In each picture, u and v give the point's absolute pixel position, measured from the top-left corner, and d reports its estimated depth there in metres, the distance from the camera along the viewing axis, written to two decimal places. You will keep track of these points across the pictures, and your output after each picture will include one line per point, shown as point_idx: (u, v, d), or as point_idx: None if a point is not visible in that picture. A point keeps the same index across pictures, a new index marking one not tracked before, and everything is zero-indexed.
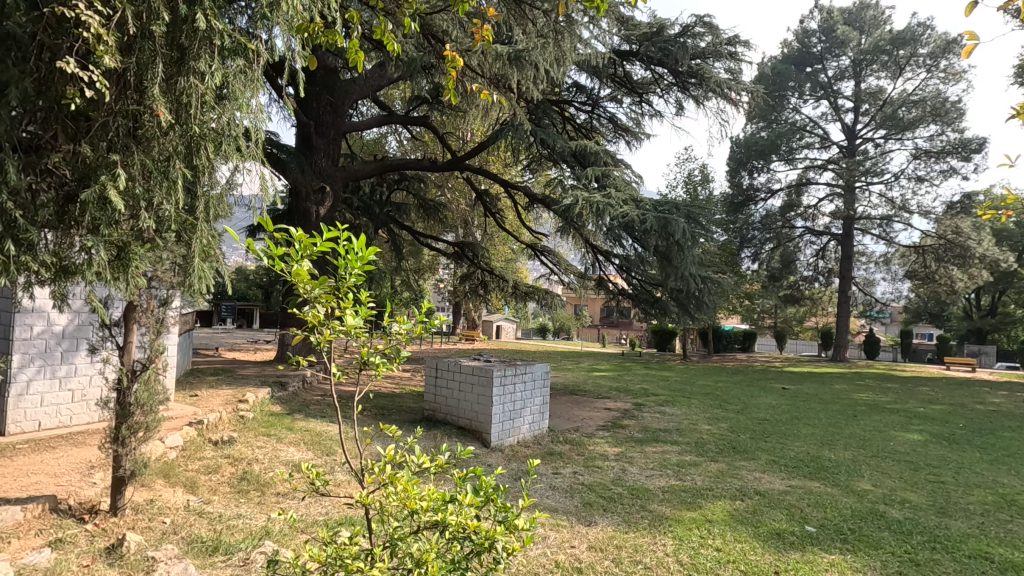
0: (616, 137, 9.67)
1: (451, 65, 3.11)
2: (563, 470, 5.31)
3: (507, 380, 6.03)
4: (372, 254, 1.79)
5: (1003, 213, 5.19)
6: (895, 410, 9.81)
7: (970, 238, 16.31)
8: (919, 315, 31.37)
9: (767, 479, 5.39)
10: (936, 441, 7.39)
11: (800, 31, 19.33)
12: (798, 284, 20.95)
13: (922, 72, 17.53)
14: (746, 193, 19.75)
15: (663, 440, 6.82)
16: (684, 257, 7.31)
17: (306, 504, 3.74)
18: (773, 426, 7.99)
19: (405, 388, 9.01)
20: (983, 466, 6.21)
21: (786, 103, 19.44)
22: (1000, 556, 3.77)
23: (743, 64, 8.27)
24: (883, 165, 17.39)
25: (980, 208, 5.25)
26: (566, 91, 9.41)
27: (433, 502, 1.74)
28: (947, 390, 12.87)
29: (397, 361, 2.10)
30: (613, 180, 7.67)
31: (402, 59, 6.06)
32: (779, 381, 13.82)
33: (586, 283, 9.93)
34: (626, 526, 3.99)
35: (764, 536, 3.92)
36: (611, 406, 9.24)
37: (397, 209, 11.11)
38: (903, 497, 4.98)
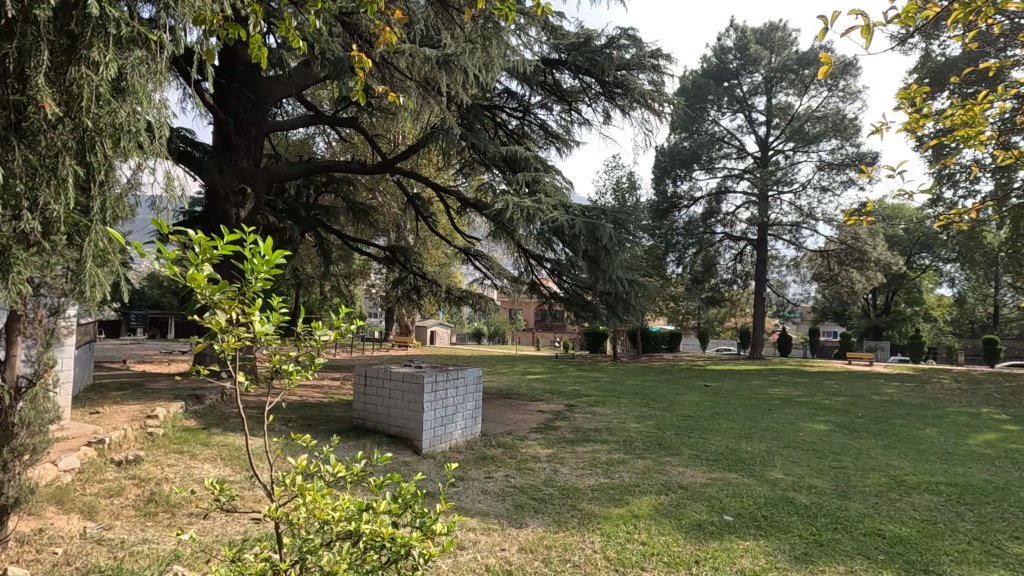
0: (547, 144, 9.83)
1: (362, 68, 3.06)
2: (495, 474, 5.32)
3: (439, 386, 5.96)
4: (281, 258, 1.72)
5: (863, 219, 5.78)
6: (804, 403, 10.56)
7: (867, 243, 17.92)
8: (825, 314, 34.04)
9: (690, 473, 5.65)
10: (838, 430, 8.04)
11: (718, 48, 20.55)
12: (718, 287, 22.07)
13: (824, 90, 19.04)
14: (671, 200, 20.71)
15: (593, 440, 6.98)
16: (611, 260, 7.52)
17: (222, 524, 3.52)
18: (696, 423, 8.37)
19: (334, 397, 8.73)
20: (879, 451, 6.81)
21: (706, 115, 20.58)
22: (890, 532, 4.13)
23: (666, 77, 8.64)
24: (791, 174, 18.72)
25: (846, 215, 5.80)
26: (497, 96, 9.51)
27: (347, 512, 1.70)
28: (849, 383, 14.00)
29: (313, 369, 2.01)
30: (543, 185, 7.84)
31: (328, 58, 5.85)
32: (702, 379, 14.55)
33: (519, 287, 10.07)
34: (557, 526, 4.04)
35: (686, 528, 4.10)
36: (543, 408, 9.37)
37: (324, 212, 10.73)
38: (810, 483, 5.38)
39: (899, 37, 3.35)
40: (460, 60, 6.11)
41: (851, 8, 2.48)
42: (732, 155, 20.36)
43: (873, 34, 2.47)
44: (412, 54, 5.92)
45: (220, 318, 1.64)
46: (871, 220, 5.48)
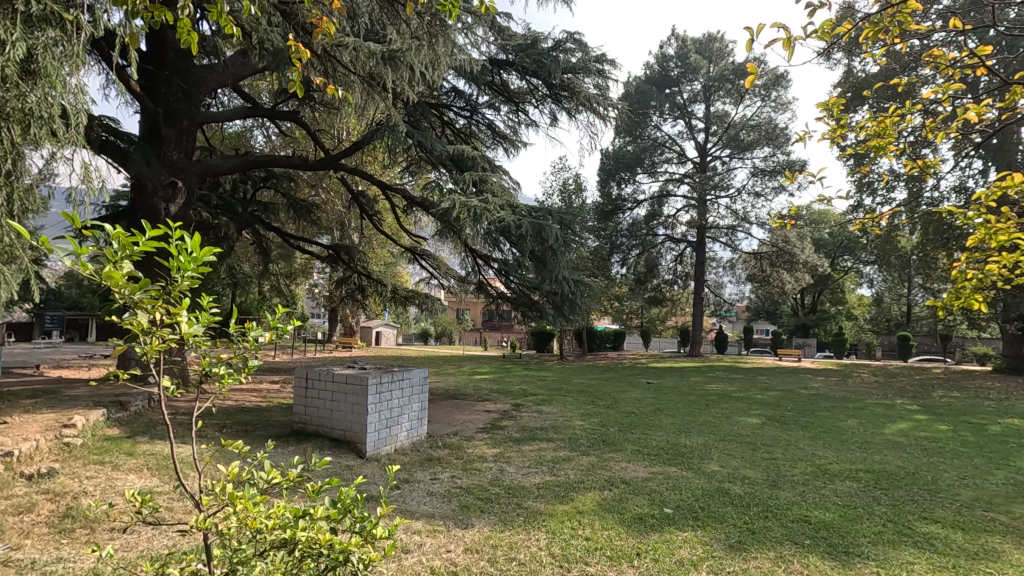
0: (494, 144, 9.85)
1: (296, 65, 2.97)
2: (441, 475, 5.27)
3: (383, 387, 5.82)
4: (210, 256, 1.64)
5: (789, 222, 6.12)
6: (738, 398, 11.09)
7: (796, 246, 19.05)
8: (757, 313, 35.85)
9: (632, 468, 5.81)
10: (770, 423, 8.47)
11: (659, 56, 21.24)
12: (660, 287, 22.68)
13: (758, 101, 20.00)
14: (615, 202, 21.26)
15: (539, 438, 7.06)
16: (557, 261, 7.61)
17: (148, 538, 3.32)
18: (638, 419, 8.59)
19: (272, 401, 8.40)
20: (806, 442, 7.24)
21: (649, 120, 21.23)
22: (815, 518, 4.39)
23: (610, 82, 8.84)
24: (728, 180, 19.56)
25: (774, 219, 6.13)
26: (445, 95, 9.44)
27: (281, 519, 1.64)
28: (779, 378, 14.80)
29: (246, 372, 1.91)
30: (490, 185, 7.84)
31: (266, 48, 5.57)
32: (644, 376, 15.00)
33: (466, 287, 10.06)
34: (502, 525, 4.05)
35: (628, 521, 4.21)
36: (490, 408, 9.39)
37: (263, 209, 10.28)
38: (743, 474, 5.65)
39: (824, 52, 3.55)
40: (406, 56, 6.02)
41: (774, 22, 2.61)
42: (673, 160, 21.05)
43: (793, 47, 2.60)
44: (355, 48, 5.66)
45: (142, 320, 1.54)
46: (794, 225, 5.83)
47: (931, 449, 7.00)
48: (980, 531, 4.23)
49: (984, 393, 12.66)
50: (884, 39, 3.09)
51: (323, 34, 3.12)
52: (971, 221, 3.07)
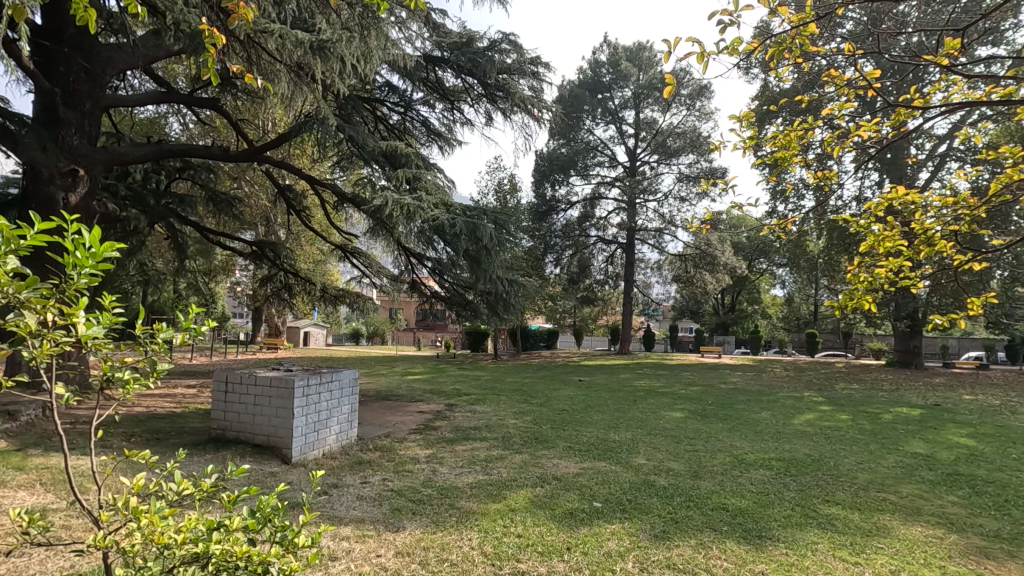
0: (429, 141, 9.75)
1: (207, 58, 2.71)
2: (371, 478, 5.14)
3: (311, 390, 5.59)
4: (112, 251, 1.51)
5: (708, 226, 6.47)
6: (664, 394, 11.58)
7: (716, 249, 20.16)
8: (682, 312, 37.62)
9: (563, 464, 5.92)
10: (692, 417, 8.91)
11: (592, 62, 21.82)
12: (592, 287, 22.99)
13: (684, 109, 20.93)
14: (549, 203, 21.65)
15: (472, 437, 7.05)
16: (491, 260, 7.61)
17: (41, 561, 3.02)
18: (570, 416, 8.78)
19: (187, 407, 7.88)
20: (724, 434, 7.67)
21: (582, 123, 21.75)
22: (733, 505, 4.65)
23: (545, 84, 8.96)
24: (656, 184, 20.38)
25: (696, 223, 6.45)
26: (378, 89, 9.23)
27: (192, 532, 1.54)
28: (701, 374, 15.61)
29: (155, 376, 1.77)
30: (424, 183, 7.72)
31: (182, 29, 5.15)
32: (576, 374, 15.35)
33: (399, 286, 9.91)
34: (434, 527, 4.01)
35: (559, 517, 4.29)
36: (423, 408, 9.28)
37: (179, 201, 9.58)
38: (667, 466, 5.90)
39: (742, 68, 3.78)
40: (336, 48, 5.75)
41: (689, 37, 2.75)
42: (605, 164, 21.65)
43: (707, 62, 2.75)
44: (281, 35, 5.42)
45: (29, 322, 1.39)
46: (710, 229, 6.18)
47: (833, 437, 7.61)
48: (874, 510, 4.64)
49: (878, 385, 13.94)
50: (787, 58, 3.32)
51: (241, 19, 2.94)
52: (864, 228, 3.36)
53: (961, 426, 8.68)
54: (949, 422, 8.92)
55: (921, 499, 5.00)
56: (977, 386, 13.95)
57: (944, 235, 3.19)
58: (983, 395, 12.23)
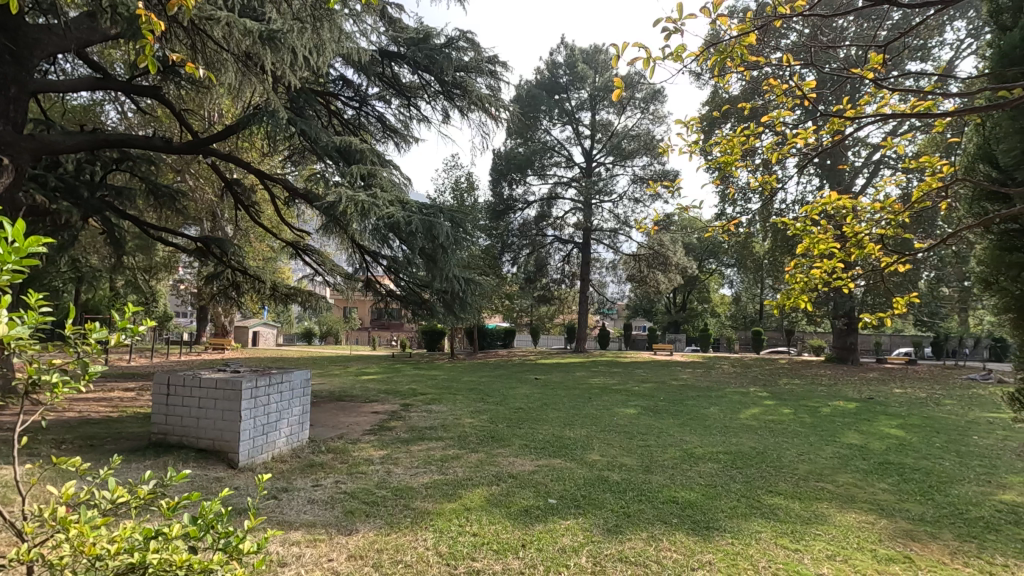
0: (385, 137, 9.61)
1: (144, 44, 2.53)
2: (324, 481, 5.03)
3: (260, 392, 5.40)
4: (39, 247, 1.41)
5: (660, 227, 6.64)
6: (618, 391, 11.82)
7: (669, 249, 20.70)
8: (636, 311, 38.47)
9: (519, 461, 5.96)
10: (645, 413, 9.13)
11: (550, 63, 22.02)
12: (549, 286, 23.13)
13: (638, 112, 21.37)
14: (507, 202, 21.72)
15: (427, 437, 7.00)
16: (447, 259, 7.55)
17: None
18: (526, 414, 8.85)
19: (125, 411, 7.48)
20: (675, 428, 7.90)
21: (539, 124, 21.91)
22: (683, 498, 4.80)
23: (502, 83, 8.96)
24: (611, 185, 20.72)
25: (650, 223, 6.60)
26: (332, 83, 9.01)
27: (125, 543, 1.46)
28: (654, 371, 16.03)
29: (87, 379, 1.65)
30: (380, 180, 7.58)
31: (120, 12, 4.85)
32: (532, 372, 15.47)
33: (353, 284, 9.74)
34: (389, 528, 3.96)
35: (514, 514, 4.31)
36: (378, 409, 9.13)
37: (116, 193, 9.06)
38: (621, 462, 6.03)
39: (693, 74, 3.89)
40: (287, 38, 5.50)
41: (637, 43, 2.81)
42: (562, 164, 21.89)
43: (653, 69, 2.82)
44: (229, 24, 5.09)
45: None
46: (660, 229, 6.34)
47: (776, 430, 7.97)
48: (813, 499, 4.89)
49: (817, 380, 14.67)
50: (729, 65, 3.45)
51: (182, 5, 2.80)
52: (801, 231, 3.52)
53: (891, 417, 9.25)
54: (881, 415, 9.49)
55: (855, 487, 5.30)
56: (906, 380, 14.89)
57: (872, 238, 3.38)
58: (911, 389, 13.07)
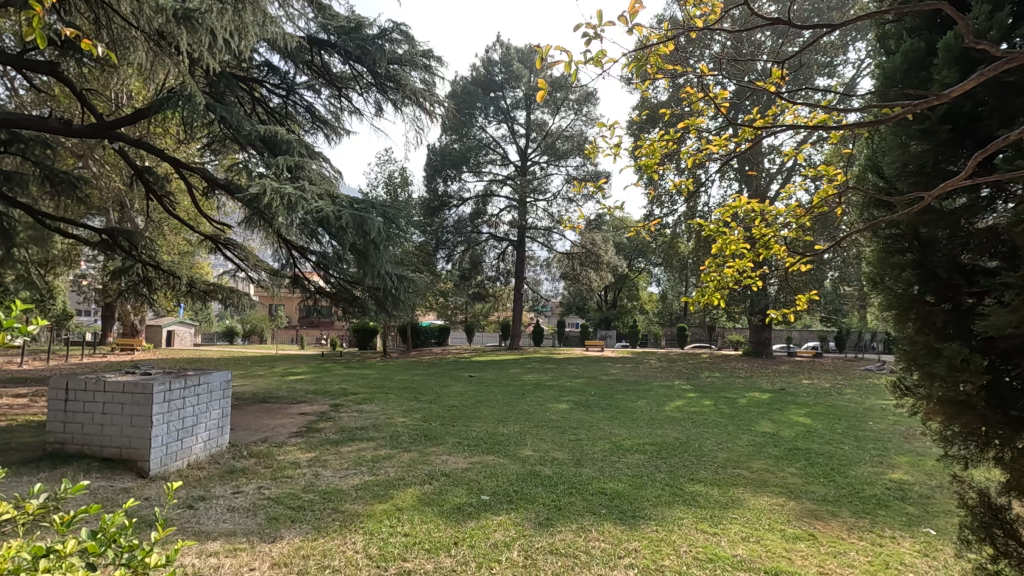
0: (314, 128, 9.27)
1: (31, 13, 2.23)
2: (246, 487, 4.79)
3: (174, 395, 5.06)
4: None
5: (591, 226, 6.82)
6: (551, 387, 12.04)
7: (601, 248, 21.28)
8: (569, 308, 39.30)
9: (453, 460, 5.94)
10: (576, 408, 9.34)
11: (485, 60, 22.04)
12: (483, 284, 23.12)
13: (572, 113, 21.78)
14: (441, 198, 21.56)
15: (359, 438, 6.82)
16: (380, 256, 7.37)
17: None
18: (460, 412, 8.82)
19: (16, 419, 6.78)
20: (604, 422, 8.15)
21: (474, 121, 21.87)
22: (611, 489, 4.96)
23: (437, 78, 8.85)
24: (546, 184, 20.99)
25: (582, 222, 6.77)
26: (256, 68, 8.57)
27: (9, 565, 1.32)
28: (586, 367, 16.44)
29: None
30: (308, 172, 7.29)
31: None
32: (467, 370, 15.44)
33: (279, 281, 9.33)
34: (316, 533, 3.83)
35: (447, 512, 4.30)
36: (306, 410, 8.80)
37: (5, 179, 8.18)
38: (553, 456, 6.15)
39: (623, 78, 4.02)
40: (206, 19, 5.14)
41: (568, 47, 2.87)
42: (497, 162, 21.97)
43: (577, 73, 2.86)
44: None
45: None
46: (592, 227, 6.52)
47: (698, 421, 8.40)
48: (730, 485, 5.20)
49: (735, 373, 15.60)
50: (654, 72, 3.58)
51: None
52: (717, 231, 3.73)
53: (800, 406, 9.99)
54: (791, 404, 10.22)
55: (767, 472, 5.68)
56: (813, 371, 16.13)
57: (779, 240, 3.61)
58: (817, 380, 14.18)
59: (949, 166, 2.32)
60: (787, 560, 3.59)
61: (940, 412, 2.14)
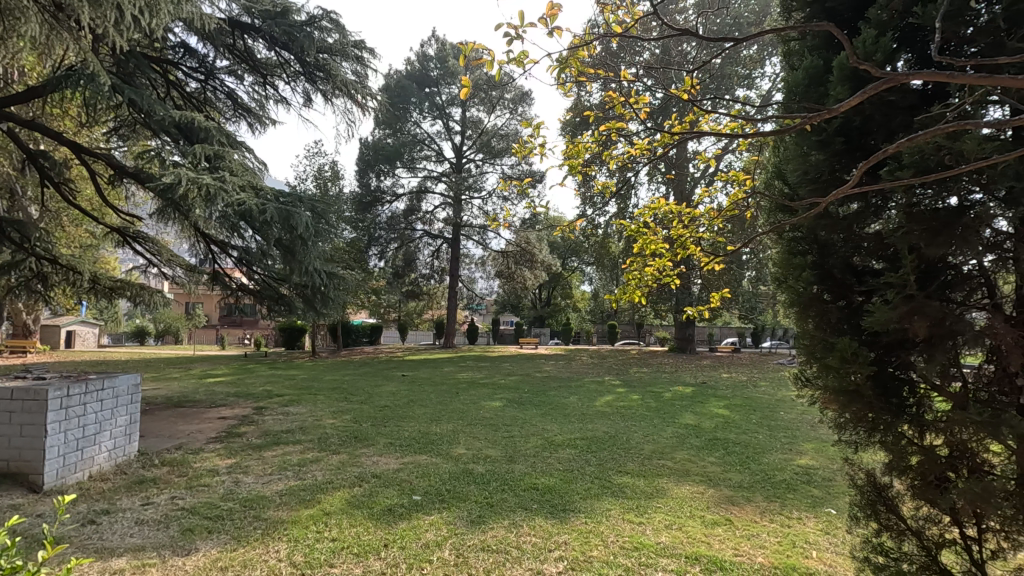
0: (236, 116, 8.80)
1: None
2: (156, 498, 4.47)
3: (72, 401, 4.63)
4: None
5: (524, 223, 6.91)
6: (485, 384, 12.08)
7: (535, 247, 21.52)
8: (504, 307, 39.57)
9: (384, 460, 5.82)
10: (510, 405, 9.42)
11: (420, 55, 21.71)
12: (417, 281, 22.84)
13: (507, 112, 21.88)
14: (374, 193, 21.08)
15: (284, 441, 6.54)
16: (308, 252, 7.08)
17: None
18: (392, 412, 8.66)
19: None
20: (537, 418, 8.28)
21: (408, 116, 21.55)
22: (542, 484, 5.04)
23: (370, 71, 8.65)
24: (481, 182, 20.96)
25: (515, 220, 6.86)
26: (171, 49, 8.00)
27: None
28: (520, 364, 16.60)
29: None
30: (229, 162, 6.88)
31: None
32: (400, 369, 15.19)
33: (196, 277, 8.79)
34: (235, 543, 3.64)
35: (377, 514, 4.21)
36: (226, 414, 8.33)
37: None
38: (486, 454, 6.16)
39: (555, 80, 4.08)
40: None
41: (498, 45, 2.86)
42: (431, 158, 21.73)
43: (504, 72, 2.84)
44: None
45: None
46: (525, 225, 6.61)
47: (626, 415, 8.71)
48: (655, 476, 5.42)
49: (661, 368, 16.28)
50: (585, 74, 3.64)
51: None
52: (639, 232, 3.87)
53: (720, 399, 10.57)
54: (711, 397, 10.80)
55: (689, 462, 5.98)
56: (732, 365, 17.14)
57: (698, 241, 3.78)
58: (735, 374, 15.07)
59: (844, 175, 2.40)
60: (706, 544, 3.79)
61: (834, 401, 2.18)
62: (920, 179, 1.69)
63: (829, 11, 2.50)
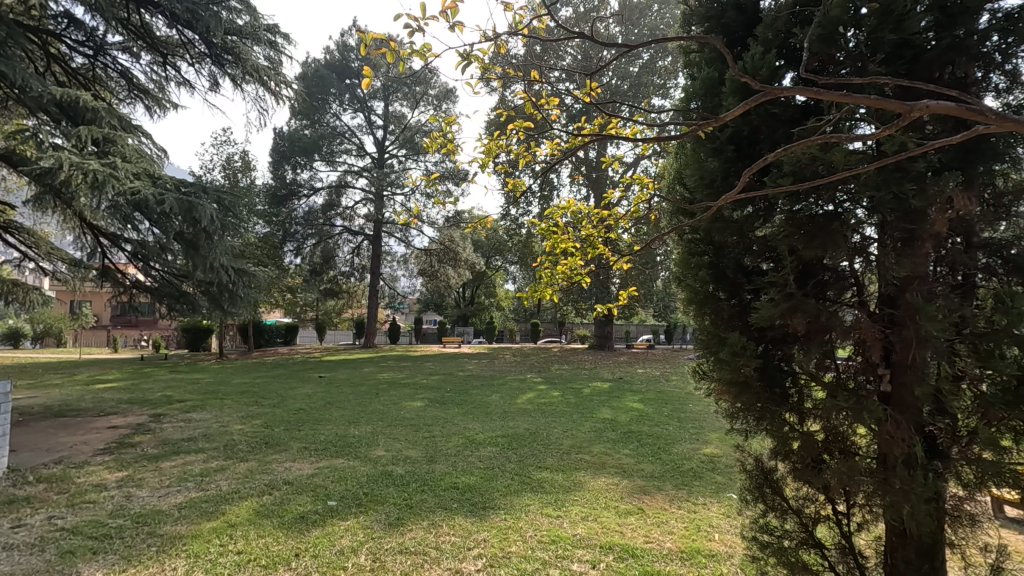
0: (130, 97, 8.05)
1: None
2: (30, 519, 3.99)
3: None
4: None
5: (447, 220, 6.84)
6: (406, 384, 11.86)
7: (458, 245, 21.39)
8: (427, 305, 39.09)
9: (297, 466, 5.55)
10: (431, 405, 9.31)
11: (340, 45, 20.95)
12: (337, 279, 22.01)
13: (431, 109, 21.56)
14: (289, 186, 20.09)
15: (185, 450, 6.08)
16: (213, 247, 6.62)
17: None
18: (307, 415, 8.30)
19: None
20: (458, 417, 8.24)
21: (328, 107, 20.76)
22: (462, 483, 5.03)
23: (284, 56, 8.21)
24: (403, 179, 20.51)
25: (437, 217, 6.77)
26: (52, 19, 7.18)
27: None
28: (443, 363, 16.46)
29: None
30: (121, 147, 6.27)
31: None
32: (316, 370, 14.58)
33: (82, 273, 7.97)
34: (125, 563, 3.33)
35: (288, 523, 4.01)
36: (118, 422, 7.62)
37: None
38: (405, 455, 6.04)
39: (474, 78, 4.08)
40: None
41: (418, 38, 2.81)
42: (352, 152, 21.02)
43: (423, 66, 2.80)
44: None
45: None
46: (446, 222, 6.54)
47: (546, 411, 8.87)
48: (572, 470, 5.56)
49: (581, 365, 16.76)
50: (506, 72, 3.65)
51: None
52: (554, 231, 3.95)
53: (635, 393, 11.03)
54: (627, 391, 11.24)
55: (605, 455, 6.19)
56: (646, 361, 17.95)
57: (611, 241, 3.90)
58: (649, 369, 15.78)
59: (737, 180, 2.57)
60: (619, 534, 3.94)
61: (727, 391, 2.33)
62: (797, 186, 1.84)
63: (725, 28, 2.66)
